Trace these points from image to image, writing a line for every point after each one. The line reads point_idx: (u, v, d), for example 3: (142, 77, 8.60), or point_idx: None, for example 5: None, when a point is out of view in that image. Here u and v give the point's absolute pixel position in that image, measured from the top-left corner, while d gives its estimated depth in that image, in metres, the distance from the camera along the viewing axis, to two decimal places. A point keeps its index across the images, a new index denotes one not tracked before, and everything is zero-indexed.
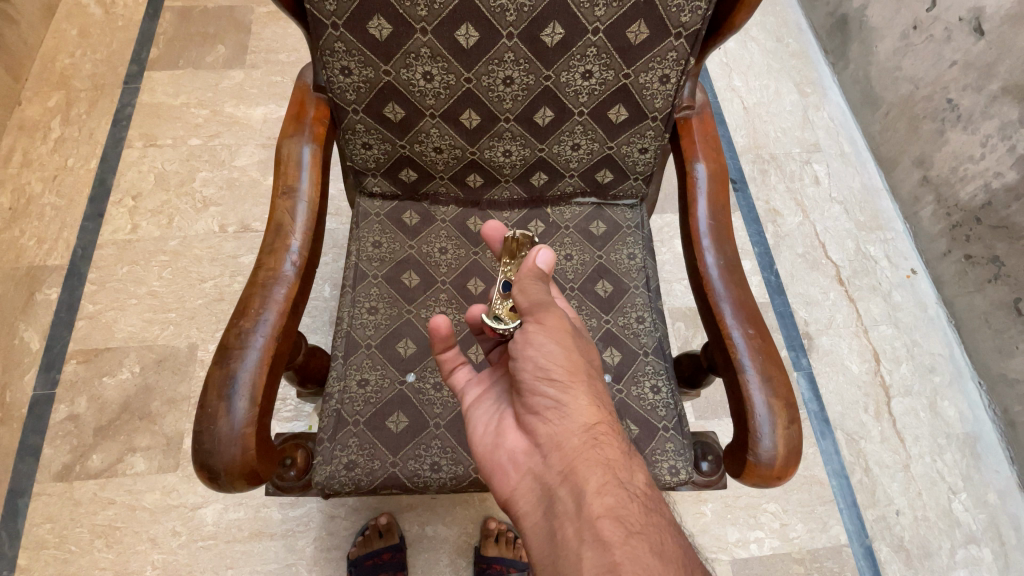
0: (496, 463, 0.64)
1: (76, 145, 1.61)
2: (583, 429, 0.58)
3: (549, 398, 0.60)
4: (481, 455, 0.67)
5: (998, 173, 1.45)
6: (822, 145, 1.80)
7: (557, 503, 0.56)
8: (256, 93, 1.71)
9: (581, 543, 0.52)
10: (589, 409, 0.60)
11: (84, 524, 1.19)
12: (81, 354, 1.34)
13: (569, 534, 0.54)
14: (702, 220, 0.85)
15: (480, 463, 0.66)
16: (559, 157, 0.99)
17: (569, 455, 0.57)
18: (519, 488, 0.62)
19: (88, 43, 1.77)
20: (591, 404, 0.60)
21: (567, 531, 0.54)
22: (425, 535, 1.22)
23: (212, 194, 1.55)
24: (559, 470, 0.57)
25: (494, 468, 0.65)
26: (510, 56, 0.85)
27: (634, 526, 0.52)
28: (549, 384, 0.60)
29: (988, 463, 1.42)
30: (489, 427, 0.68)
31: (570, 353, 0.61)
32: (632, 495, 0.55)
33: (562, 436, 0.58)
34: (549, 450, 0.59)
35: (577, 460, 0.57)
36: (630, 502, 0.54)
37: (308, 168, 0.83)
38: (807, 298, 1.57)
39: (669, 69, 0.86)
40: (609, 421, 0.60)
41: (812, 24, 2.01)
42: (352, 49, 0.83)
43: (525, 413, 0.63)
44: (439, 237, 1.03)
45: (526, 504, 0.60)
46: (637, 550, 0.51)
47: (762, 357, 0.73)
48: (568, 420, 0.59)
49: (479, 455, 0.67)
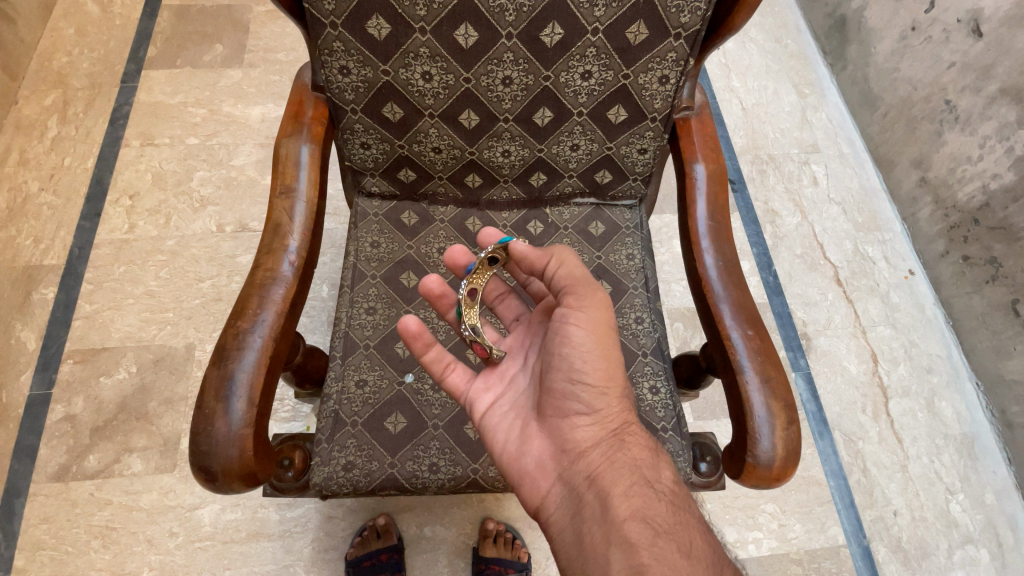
0: (523, 470, 0.71)
1: (73, 145, 1.60)
2: (611, 436, 0.66)
3: (581, 406, 0.67)
4: (508, 462, 0.72)
5: (995, 175, 1.45)
6: (820, 146, 1.80)
7: (587, 505, 0.64)
8: (254, 93, 1.71)
9: (609, 543, 0.60)
10: (615, 416, 0.67)
11: (80, 525, 1.18)
12: (77, 354, 1.34)
13: (600, 536, 0.61)
14: (701, 220, 0.85)
15: (507, 470, 0.72)
16: (558, 157, 0.99)
17: (597, 462, 0.66)
18: (550, 493, 0.69)
19: (85, 41, 1.77)
20: (618, 411, 0.68)
21: (596, 533, 0.62)
22: (423, 536, 1.22)
23: (210, 193, 1.54)
24: (588, 477, 0.66)
25: (519, 474, 0.71)
26: (510, 56, 0.85)
27: (661, 526, 0.59)
28: (583, 391, 0.67)
29: (986, 463, 1.42)
30: (514, 435, 0.73)
31: (602, 356, 0.68)
32: (659, 497, 0.62)
33: (592, 445, 0.66)
34: (579, 458, 0.67)
35: (606, 466, 0.65)
36: (656, 503, 0.62)
37: (307, 167, 0.83)
38: (806, 299, 1.57)
39: (668, 69, 0.86)
40: (632, 428, 0.68)
41: (810, 26, 2.01)
42: (351, 48, 0.83)
43: (553, 423, 0.70)
44: (438, 238, 1.03)
45: (557, 508, 0.68)
46: (663, 549, 0.57)
47: (762, 359, 0.73)
48: (596, 428, 0.67)
49: (505, 462, 0.73)
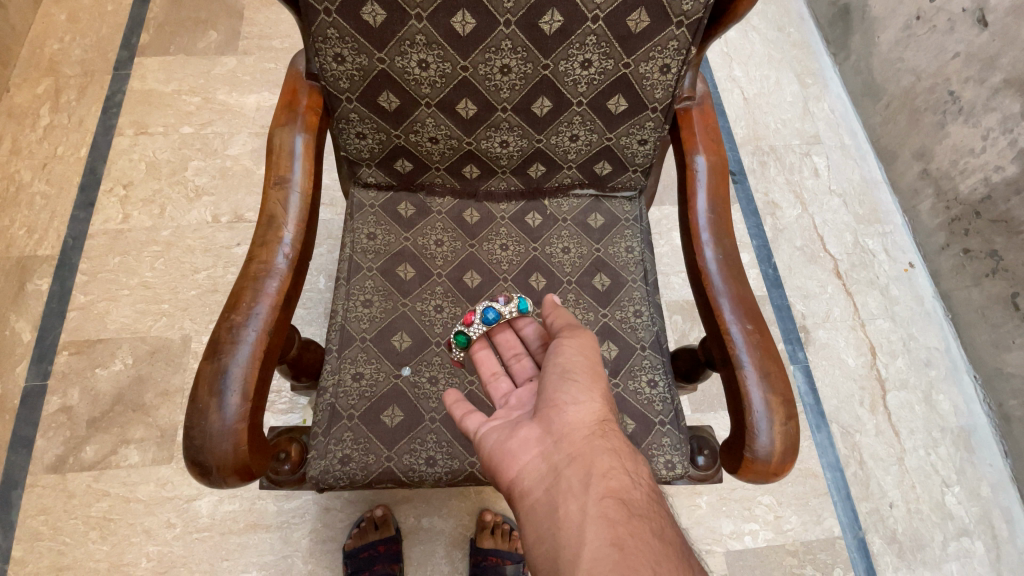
0: (504, 445, 0.65)
1: (66, 133, 1.58)
2: (595, 422, 0.62)
3: (567, 394, 0.64)
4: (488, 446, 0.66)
5: (998, 167, 1.44)
6: (822, 137, 1.79)
7: (563, 482, 0.58)
8: (249, 81, 1.68)
9: (585, 517, 0.53)
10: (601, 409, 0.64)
11: (78, 516, 1.18)
12: (73, 345, 1.33)
13: (573, 509, 0.55)
14: (701, 213, 0.84)
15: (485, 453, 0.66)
16: (557, 148, 0.97)
17: (580, 440, 0.60)
18: (524, 471, 0.61)
19: (77, 28, 1.73)
20: (604, 404, 0.64)
21: (571, 507, 0.55)
22: (420, 527, 1.22)
23: (205, 183, 1.52)
24: (567, 454, 0.60)
25: (502, 452, 0.64)
26: (507, 44, 0.83)
27: (636, 509, 0.54)
28: (571, 384, 0.65)
29: (982, 456, 1.43)
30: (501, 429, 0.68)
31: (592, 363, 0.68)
32: (638, 485, 0.57)
33: (575, 426, 0.62)
34: (562, 436, 0.61)
35: (586, 446, 0.59)
36: (635, 489, 0.56)
37: (301, 157, 0.81)
38: (805, 291, 1.57)
39: (669, 58, 0.85)
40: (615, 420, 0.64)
41: (814, 14, 1.98)
42: (345, 35, 0.81)
43: (540, 407, 0.66)
44: (436, 229, 1.02)
45: (529, 484, 0.60)
46: (639, 530, 0.52)
47: (760, 354, 0.72)
48: (582, 413, 0.62)
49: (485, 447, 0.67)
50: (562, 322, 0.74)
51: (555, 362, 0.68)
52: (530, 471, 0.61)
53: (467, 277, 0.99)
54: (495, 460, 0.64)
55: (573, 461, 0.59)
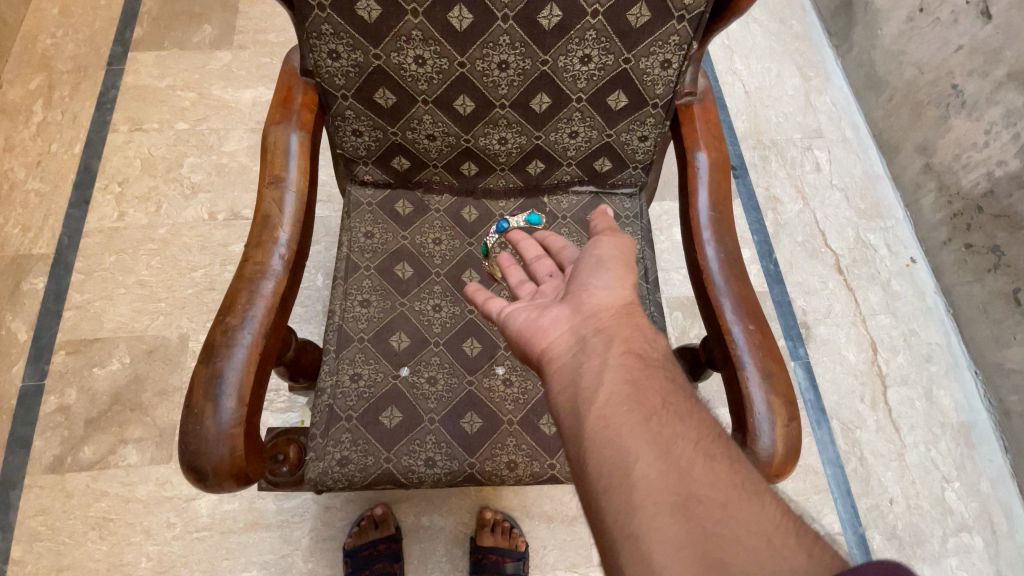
0: (535, 321, 0.63)
1: (60, 130, 1.56)
2: (626, 302, 0.61)
3: (601, 278, 0.62)
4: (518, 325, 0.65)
5: (1000, 162, 1.43)
6: (824, 131, 1.77)
7: (592, 351, 0.57)
8: (245, 76, 1.66)
9: (612, 379, 0.54)
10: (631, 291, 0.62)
11: (76, 516, 1.18)
12: (70, 344, 1.32)
13: (601, 372, 0.55)
14: (702, 210, 0.82)
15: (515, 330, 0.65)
16: (556, 145, 0.96)
17: (612, 317, 0.59)
18: (553, 344, 0.60)
19: (70, 22, 1.71)
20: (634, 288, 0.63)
21: (598, 371, 0.55)
22: (421, 525, 1.22)
23: (201, 180, 1.51)
24: (597, 325, 0.58)
25: (533, 328, 0.62)
26: (505, 39, 0.82)
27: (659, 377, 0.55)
28: (606, 270, 0.63)
29: (982, 452, 1.43)
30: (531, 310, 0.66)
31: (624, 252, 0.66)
32: (660, 359, 0.58)
33: (606, 304, 0.60)
34: (592, 312, 0.60)
35: (616, 323, 0.59)
36: (657, 363, 0.57)
37: (296, 156, 0.80)
38: (806, 287, 1.56)
39: (670, 54, 0.83)
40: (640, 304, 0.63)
41: (816, 5, 1.96)
42: (340, 31, 0.79)
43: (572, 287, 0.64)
44: (434, 227, 1.01)
45: (558, 353, 0.59)
46: (662, 394, 0.53)
47: (762, 354, 0.71)
48: (613, 293, 0.61)
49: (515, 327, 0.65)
50: (604, 217, 0.71)
51: (592, 252, 0.66)
52: (560, 343, 0.60)
53: (466, 276, 0.98)
54: (524, 335, 0.63)
55: (602, 331, 0.58)
